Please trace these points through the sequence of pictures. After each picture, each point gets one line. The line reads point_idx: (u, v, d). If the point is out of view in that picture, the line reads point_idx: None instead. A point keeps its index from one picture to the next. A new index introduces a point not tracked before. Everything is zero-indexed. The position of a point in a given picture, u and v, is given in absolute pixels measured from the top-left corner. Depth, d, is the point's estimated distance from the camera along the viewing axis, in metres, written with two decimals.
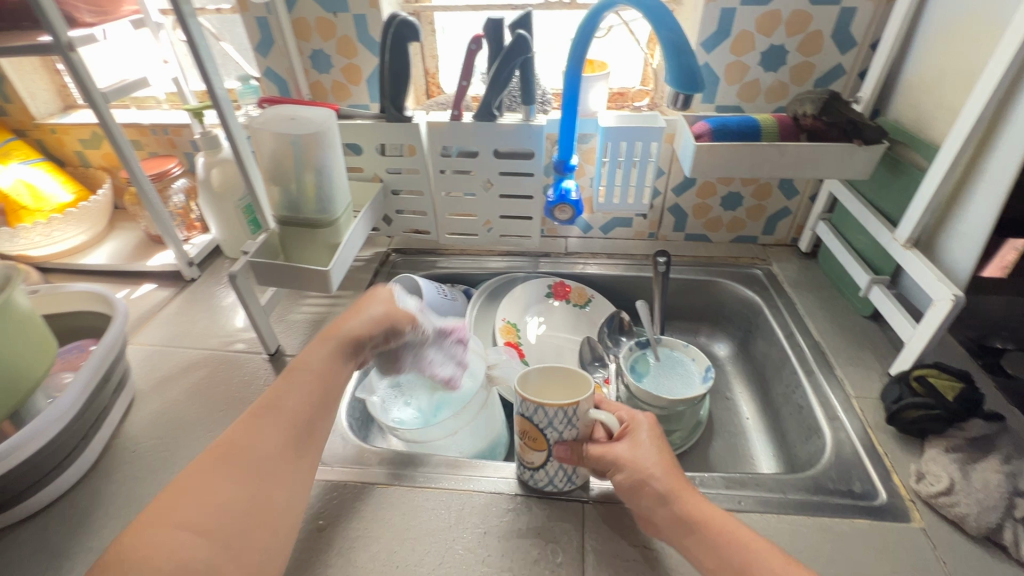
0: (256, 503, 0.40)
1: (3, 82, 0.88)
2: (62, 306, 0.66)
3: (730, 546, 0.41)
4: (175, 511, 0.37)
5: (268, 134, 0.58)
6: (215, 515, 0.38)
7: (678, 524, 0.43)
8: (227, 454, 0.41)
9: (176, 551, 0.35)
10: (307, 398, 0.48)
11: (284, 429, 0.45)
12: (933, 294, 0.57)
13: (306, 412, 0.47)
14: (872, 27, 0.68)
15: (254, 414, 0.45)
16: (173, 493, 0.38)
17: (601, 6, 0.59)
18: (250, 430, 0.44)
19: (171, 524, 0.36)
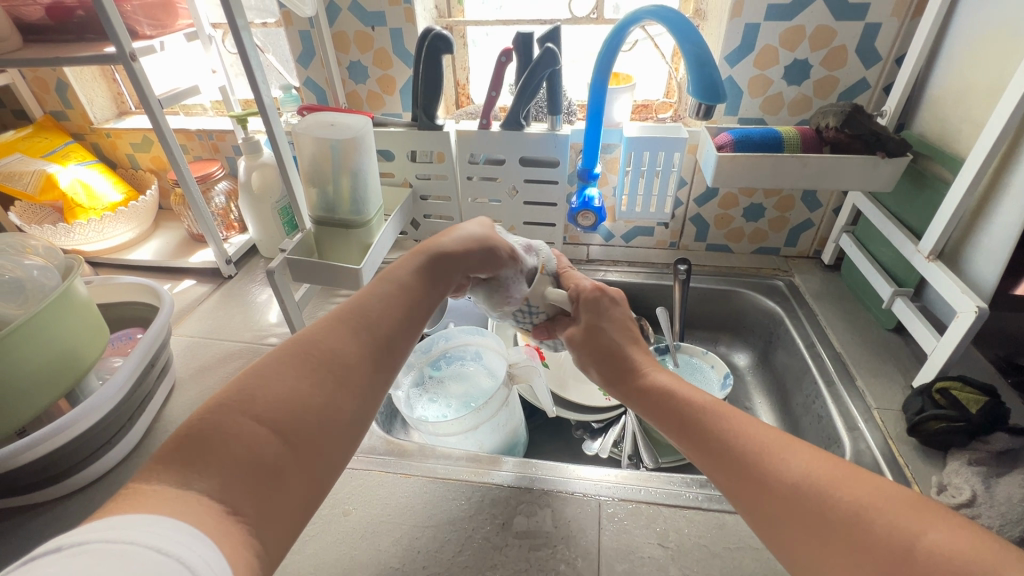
0: (328, 407, 0.36)
1: (66, 89, 0.94)
2: (114, 297, 0.70)
3: (680, 401, 0.46)
4: (253, 399, 0.34)
5: (309, 139, 0.62)
6: (290, 414, 0.35)
7: (652, 397, 0.47)
8: (307, 348, 0.38)
9: (246, 443, 0.32)
10: (396, 311, 0.44)
11: (367, 340, 0.41)
12: (957, 306, 0.57)
13: (391, 327, 0.43)
14: (897, 42, 0.69)
15: (340, 317, 0.42)
16: (248, 385, 0.35)
17: (627, 20, 0.62)
18: (335, 331, 0.41)
19: (247, 414, 0.33)
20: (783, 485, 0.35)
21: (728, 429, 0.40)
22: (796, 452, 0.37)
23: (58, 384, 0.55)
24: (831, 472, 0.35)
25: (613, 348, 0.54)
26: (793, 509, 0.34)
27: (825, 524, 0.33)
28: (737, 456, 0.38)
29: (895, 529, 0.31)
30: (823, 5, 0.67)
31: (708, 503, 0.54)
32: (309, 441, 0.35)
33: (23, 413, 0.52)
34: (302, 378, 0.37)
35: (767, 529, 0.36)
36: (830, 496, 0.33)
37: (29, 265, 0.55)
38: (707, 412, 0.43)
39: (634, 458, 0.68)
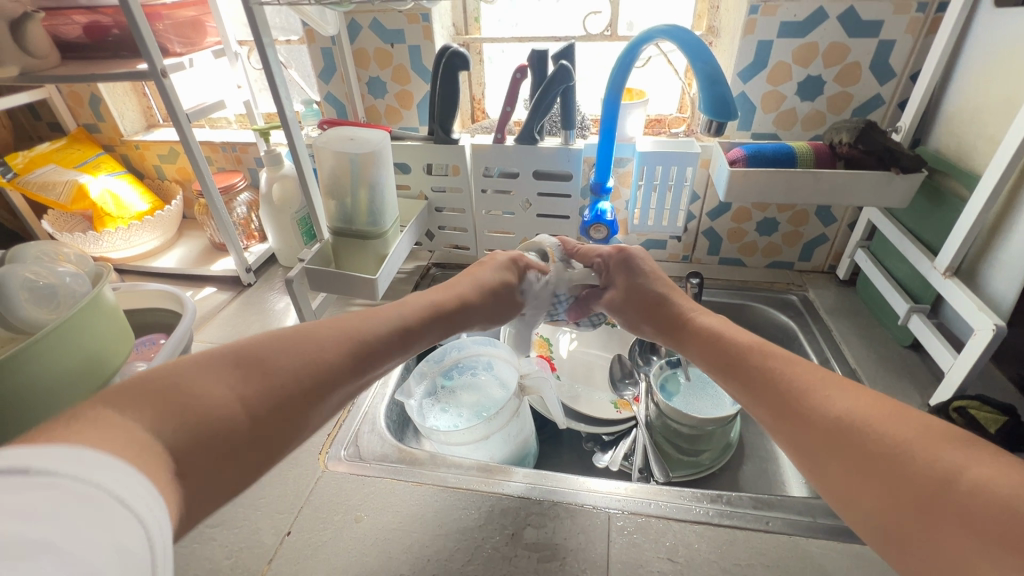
0: (291, 396, 0.37)
1: (99, 103, 0.98)
2: (139, 303, 0.73)
3: (727, 343, 0.50)
4: (239, 371, 0.35)
5: (329, 153, 0.64)
6: (263, 394, 0.35)
7: (709, 350, 0.51)
8: (294, 334, 0.40)
9: (216, 406, 0.33)
10: (383, 325, 0.46)
11: (347, 344, 0.42)
12: (974, 323, 0.56)
13: (374, 337, 0.44)
14: (912, 58, 0.69)
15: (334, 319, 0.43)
16: (242, 356, 0.36)
17: (640, 39, 0.63)
18: (323, 330, 0.42)
19: (226, 380, 0.34)
20: (826, 421, 0.38)
21: (781, 377, 0.43)
22: (841, 393, 0.39)
23: (85, 388, 0.57)
24: (874, 411, 0.37)
25: (660, 305, 0.62)
26: (835, 441, 0.37)
27: (867, 459, 0.35)
28: (787, 399, 0.41)
29: (934, 460, 0.32)
30: (836, 22, 0.68)
31: (719, 518, 0.53)
32: (268, 422, 0.35)
33: (47, 416, 0.54)
34: (286, 363, 0.38)
35: (809, 462, 0.38)
36: (869, 432, 0.35)
37: (62, 272, 0.57)
38: (757, 356, 0.46)
39: (644, 472, 0.67)
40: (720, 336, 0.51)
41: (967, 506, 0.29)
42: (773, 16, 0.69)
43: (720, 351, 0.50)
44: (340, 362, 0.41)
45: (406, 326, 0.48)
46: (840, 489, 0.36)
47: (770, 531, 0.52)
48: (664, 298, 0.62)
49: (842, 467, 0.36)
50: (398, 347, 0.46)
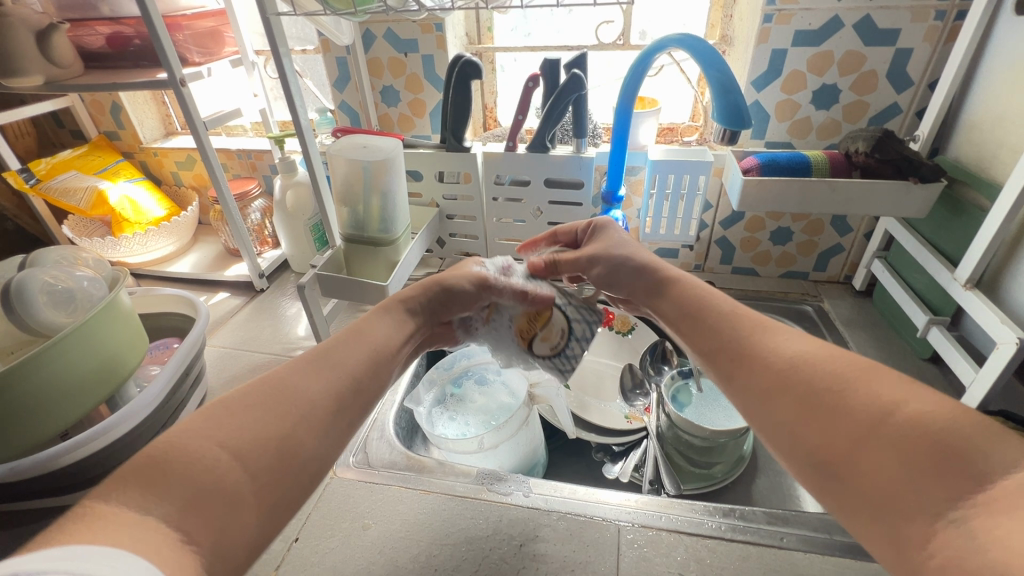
0: (287, 440, 0.37)
1: (120, 111, 1.00)
2: (153, 306, 0.74)
3: (686, 294, 0.50)
4: (226, 427, 0.35)
5: (342, 160, 0.65)
6: (254, 446, 0.35)
7: (672, 306, 0.50)
8: (271, 382, 0.39)
9: (211, 470, 0.33)
10: (366, 355, 0.46)
11: (331, 381, 0.42)
12: (996, 336, 0.55)
13: (358, 369, 0.44)
14: (930, 67, 0.68)
15: (308, 360, 0.43)
16: (222, 413, 0.36)
17: (652, 48, 0.62)
18: (301, 371, 0.42)
19: (214, 440, 0.34)
20: (779, 362, 0.39)
21: (731, 323, 0.44)
22: (791, 339, 0.40)
23: (101, 390, 0.57)
24: (826, 353, 0.38)
25: (621, 264, 0.56)
26: (785, 391, 0.37)
27: (813, 410, 0.35)
28: (739, 355, 0.42)
29: (880, 394, 0.33)
30: (851, 31, 0.67)
31: (731, 533, 0.52)
32: (268, 471, 0.35)
33: (65, 417, 0.54)
34: (270, 414, 0.37)
35: (761, 417, 0.39)
36: (813, 375, 0.36)
37: (80, 276, 0.58)
38: (711, 302, 0.47)
39: (655, 484, 0.65)
40: (685, 299, 0.49)
41: (907, 435, 0.30)
42: (787, 25, 0.68)
43: (682, 312, 0.48)
44: (320, 401, 0.40)
45: (379, 356, 0.47)
46: (785, 439, 0.36)
47: (784, 547, 0.51)
48: (626, 251, 0.56)
49: (789, 410, 0.36)
50: (376, 377, 0.46)
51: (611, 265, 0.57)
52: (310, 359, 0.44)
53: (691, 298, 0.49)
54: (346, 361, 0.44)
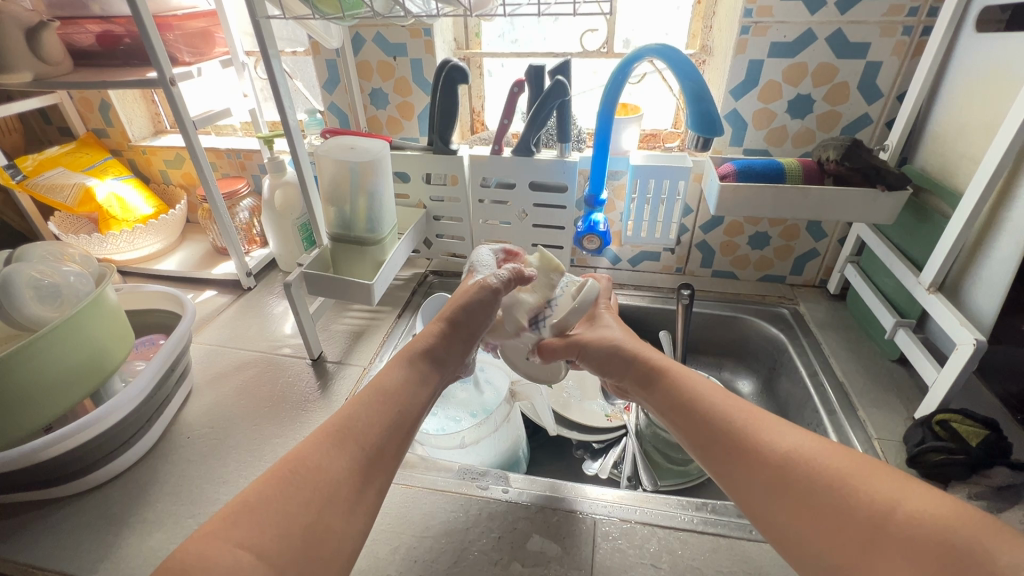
0: (317, 526, 0.37)
1: (109, 109, 1.01)
2: (140, 304, 0.74)
3: (679, 386, 0.51)
4: (246, 528, 0.35)
5: (329, 161, 0.66)
6: (277, 541, 0.35)
7: (661, 398, 0.51)
8: (291, 466, 0.40)
9: (234, 570, 0.33)
10: (389, 416, 0.45)
11: (353, 452, 0.42)
12: (956, 337, 0.58)
13: (377, 432, 0.44)
14: (899, 79, 0.71)
15: (326, 432, 0.43)
16: (242, 511, 0.36)
17: (630, 57, 0.64)
18: (322, 447, 0.41)
19: (233, 541, 0.34)
20: (778, 457, 0.42)
21: (724, 418, 0.46)
22: (783, 433, 0.43)
23: (84, 385, 0.58)
24: (819, 451, 0.41)
25: (611, 356, 0.57)
26: (786, 492, 0.40)
27: (815, 511, 0.38)
28: (734, 451, 0.44)
29: (879, 494, 0.37)
30: (824, 43, 0.70)
31: (703, 526, 0.54)
32: (299, 561, 0.35)
33: (49, 412, 0.55)
34: (297, 502, 0.38)
35: (764, 514, 0.41)
36: (811, 477, 0.39)
37: (66, 272, 0.58)
38: (703, 395, 0.49)
39: (633, 480, 0.68)
40: (674, 394, 0.50)
41: (912, 536, 0.34)
42: (763, 36, 0.71)
43: (672, 408, 0.50)
44: (343, 483, 0.40)
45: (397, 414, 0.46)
46: (794, 539, 0.39)
47: (752, 539, 0.53)
48: (613, 340, 0.58)
49: (796, 511, 0.39)
50: (398, 437, 0.45)
51: (601, 354, 0.58)
52: (328, 431, 0.43)
53: (681, 389, 0.50)
54: (372, 427, 0.44)
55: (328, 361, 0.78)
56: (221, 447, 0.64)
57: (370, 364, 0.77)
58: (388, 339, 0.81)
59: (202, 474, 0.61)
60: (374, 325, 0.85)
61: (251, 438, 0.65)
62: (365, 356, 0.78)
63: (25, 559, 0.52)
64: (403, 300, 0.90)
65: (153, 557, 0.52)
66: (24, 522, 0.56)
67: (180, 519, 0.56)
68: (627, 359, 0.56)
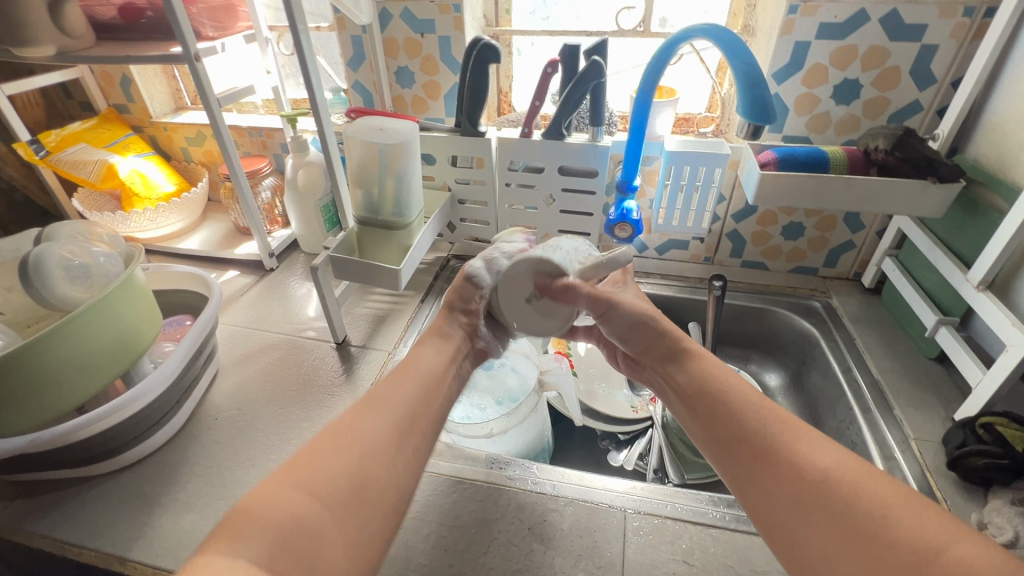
0: (363, 480, 0.40)
1: (129, 85, 0.99)
2: (166, 283, 0.74)
3: (715, 383, 0.49)
4: (302, 477, 0.39)
5: (358, 143, 0.64)
6: None
7: (694, 393, 0.50)
8: (334, 429, 0.43)
9: (295, 514, 0.37)
10: (415, 388, 0.48)
11: (389, 417, 0.45)
12: (1007, 338, 0.55)
13: (409, 401, 0.47)
14: (955, 64, 0.67)
15: (364, 402, 0.46)
16: (296, 465, 0.40)
17: (677, 38, 0.61)
18: (361, 412, 0.45)
19: (294, 487, 0.38)
20: (813, 475, 0.40)
21: (762, 425, 0.45)
22: (825, 453, 0.41)
23: (115, 365, 0.58)
24: (860, 478, 0.39)
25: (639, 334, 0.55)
26: (814, 509, 0.39)
27: (843, 534, 0.37)
28: (765, 457, 0.43)
29: (924, 534, 0.35)
30: (877, 25, 0.66)
31: (736, 524, 0.53)
32: (345, 509, 0.38)
33: (80, 393, 0.55)
34: (342, 459, 0.41)
35: (779, 525, 0.41)
36: (846, 500, 0.38)
37: (96, 252, 0.57)
38: (742, 397, 0.47)
39: (659, 473, 0.68)
40: (704, 388, 0.49)
41: None
42: (812, 17, 0.67)
43: (699, 400, 0.49)
44: (385, 436, 0.44)
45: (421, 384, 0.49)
46: (807, 556, 0.39)
47: None
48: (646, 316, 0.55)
49: (821, 531, 0.38)
50: (427, 403, 0.48)
51: (630, 334, 0.55)
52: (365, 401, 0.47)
53: (719, 388, 0.49)
54: (404, 395, 0.47)
55: (352, 345, 0.77)
56: (249, 430, 0.64)
57: (394, 349, 0.76)
58: (412, 324, 0.81)
59: (232, 456, 0.61)
60: (397, 310, 0.84)
61: (278, 421, 0.66)
62: (390, 341, 0.78)
63: (62, 536, 0.53)
64: (426, 284, 0.89)
65: (186, 538, 0.53)
66: (58, 498, 0.56)
67: (211, 501, 0.56)
68: (652, 342, 0.54)
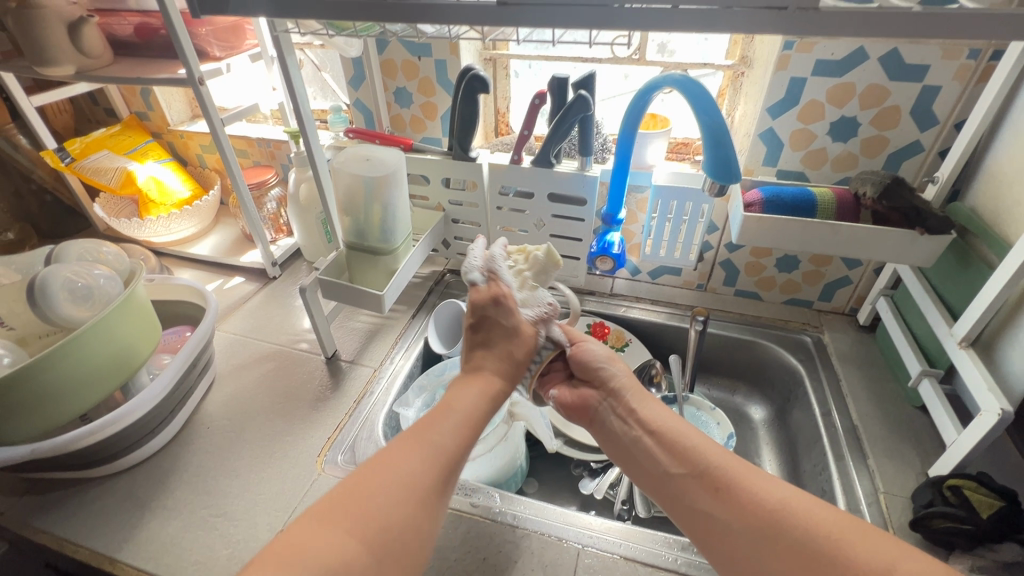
0: (408, 524, 0.40)
1: (149, 94, 1.04)
2: (168, 294, 0.78)
3: (665, 423, 0.52)
4: (348, 516, 0.39)
5: (345, 174, 0.66)
6: None
7: (649, 429, 0.52)
8: (381, 467, 0.42)
9: (338, 552, 0.36)
10: (461, 432, 0.48)
11: (436, 463, 0.44)
12: (981, 402, 0.54)
13: (453, 448, 0.46)
14: (958, 106, 0.64)
15: (409, 441, 0.45)
16: (344, 504, 0.39)
17: (648, 87, 0.61)
18: (409, 451, 0.44)
19: (340, 527, 0.38)
20: (767, 506, 0.43)
21: (716, 461, 0.47)
22: (772, 484, 0.44)
23: (115, 379, 0.62)
24: (806, 504, 0.42)
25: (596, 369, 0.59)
26: (775, 537, 0.41)
27: (803, 559, 0.40)
28: (722, 489, 0.45)
29: (873, 558, 0.38)
30: (876, 63, 0.64)
31: (686, 568, 0.55)
32: (386, 551, 0.38)
33: (80, 405, 0.59)
34: (389, 500, 0.40)
35: (743, 557, 0.43)
36: (801, 526, 0.41)
37: (98, 274, 0.61)
38: (689, 435, 0.50)
39: (627, 504, 0.69)
40: (660, 423, 0.52)
41: None
42: (808, 53, 0.65)
43: (656, 435, 0.52)
44: (429, 485, 0.43)
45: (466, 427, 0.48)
46: None
47: None
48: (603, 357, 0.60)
49: (781, 557, 0.41)
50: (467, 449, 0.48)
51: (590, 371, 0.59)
52: (410, 435, 0.46)
53: (672, 426, 0.52)
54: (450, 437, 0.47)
55: (341, 359, 0.80)
56: (238, 440, 0.69)
57: (380, 366, 0.79)
58: (399, 341, 0.83)
59: (219, 463, 0.66)
60: (387, 325, 0.87)
61: (265, 433, 0.70)
62: (377, 356, 0.81)
63: (62, 533, 0.58)
64: (418, 299, 0.92)
65: (170, 543, 0.57)
66: (62, 497, 0.62)
67: (195, 508, 0.61)
68: (609, 378, 0.58)
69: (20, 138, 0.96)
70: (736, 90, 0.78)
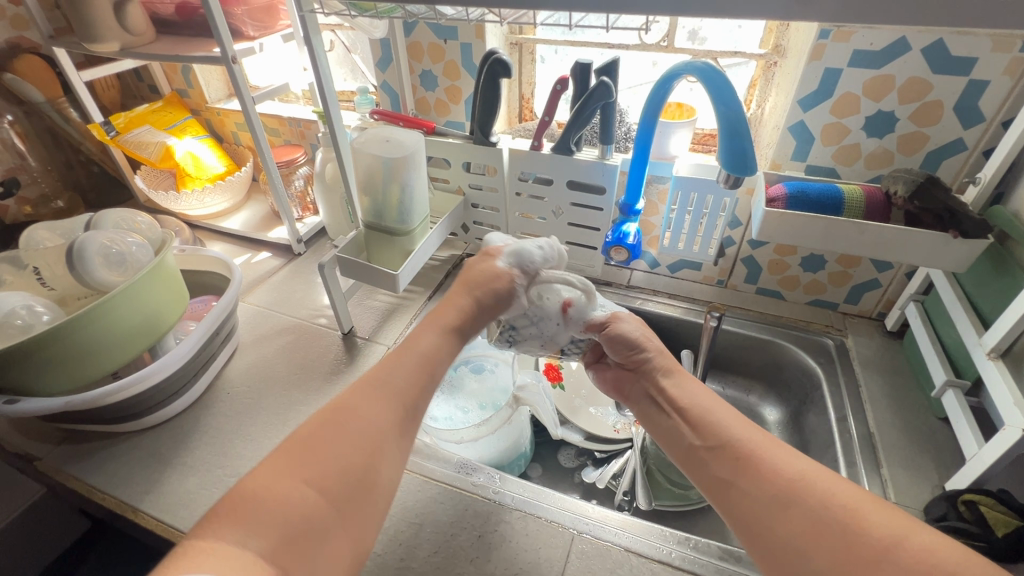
0: (366, 473, 0.41)
1: (189, 72, 1.08)
2: (197, 265, 0.82)
3: (695, 398, 0.52)
4: (309, 467, 0.40)
5: (365, 154, 0.67)
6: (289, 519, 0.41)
7: (678, 404, 0.52)
8: (340, 415, 0.44)
9: (300, 509, 0.38)
10: (421, 379, 0.48)
11: (395, 408, 0.46)
12: (1006, 416, 0.52)
13: (412, 393, 0.47)
14: (1007, 104, 0.60)
15: (368, 386, 0.46)
16: (302, 452, 0.41)
17: (668, 76, 0.60)
18: (371, 402, 0.45)
19: (300, 479, 0.39)
20: (786, 476, 0.42)
21: (740, 433, 0.46)
22: (794, 456, 0.43)
23: (142, 341, 0.66)
24: (826, 477, 0.41)
25: (631, 342, 0.59)
26: (791, 506, 0.40)
27: (820, 528, 0.38)
28: (744, 458, 0.44)
29: (886, 527, 0.37)
30: (919, 55, 0.60)
31: (681, 562, 0.54)
32: (347, 504, 0.40)
33: (109, 364, 0.63)
34: (348, 447, 0.42)
35: (757, 524, 0.41)
36: (818, 497, 0.40)
37: (131, 242, 0.65)
38: (715, 410, 0.50)
39: (627, 496, 0.70)
40: (689, 401, 0.52)
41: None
42: (845, 42, 0.62)
43: (684, 411, 0.51)
44: (386, 432, 0.44)
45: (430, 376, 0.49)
46: (783, 554, 0.39)
47: None
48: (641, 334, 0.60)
49: (799, 524, 0.39)
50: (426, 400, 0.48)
51: (626, 347, 0.59)
52: (371, 382, 0.47)
53: (700, 401, 0.51)
54: (410, 383, 0.48)
55: (358, 336, 0.83)
56: (255, 406, 0.72)
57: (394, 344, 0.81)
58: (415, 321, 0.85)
59: (237, 427, 0.69)
60: (403, 306, 0.88)
61: (280, 402, 0.72)
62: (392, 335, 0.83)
63: (92, 482, 0.63)
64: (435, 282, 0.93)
65: (187, 498, 0.61)
66: (94, 448, 0.67)
67: (212, 468, 0.64)
68: (645, 359, 0.58)
69: (69, 111, 1.01)
70: (768, 81, 0.76)
